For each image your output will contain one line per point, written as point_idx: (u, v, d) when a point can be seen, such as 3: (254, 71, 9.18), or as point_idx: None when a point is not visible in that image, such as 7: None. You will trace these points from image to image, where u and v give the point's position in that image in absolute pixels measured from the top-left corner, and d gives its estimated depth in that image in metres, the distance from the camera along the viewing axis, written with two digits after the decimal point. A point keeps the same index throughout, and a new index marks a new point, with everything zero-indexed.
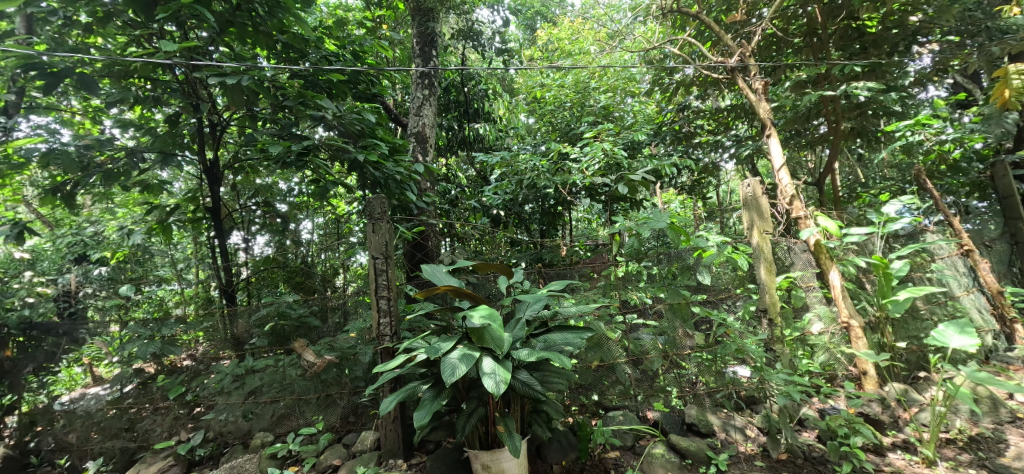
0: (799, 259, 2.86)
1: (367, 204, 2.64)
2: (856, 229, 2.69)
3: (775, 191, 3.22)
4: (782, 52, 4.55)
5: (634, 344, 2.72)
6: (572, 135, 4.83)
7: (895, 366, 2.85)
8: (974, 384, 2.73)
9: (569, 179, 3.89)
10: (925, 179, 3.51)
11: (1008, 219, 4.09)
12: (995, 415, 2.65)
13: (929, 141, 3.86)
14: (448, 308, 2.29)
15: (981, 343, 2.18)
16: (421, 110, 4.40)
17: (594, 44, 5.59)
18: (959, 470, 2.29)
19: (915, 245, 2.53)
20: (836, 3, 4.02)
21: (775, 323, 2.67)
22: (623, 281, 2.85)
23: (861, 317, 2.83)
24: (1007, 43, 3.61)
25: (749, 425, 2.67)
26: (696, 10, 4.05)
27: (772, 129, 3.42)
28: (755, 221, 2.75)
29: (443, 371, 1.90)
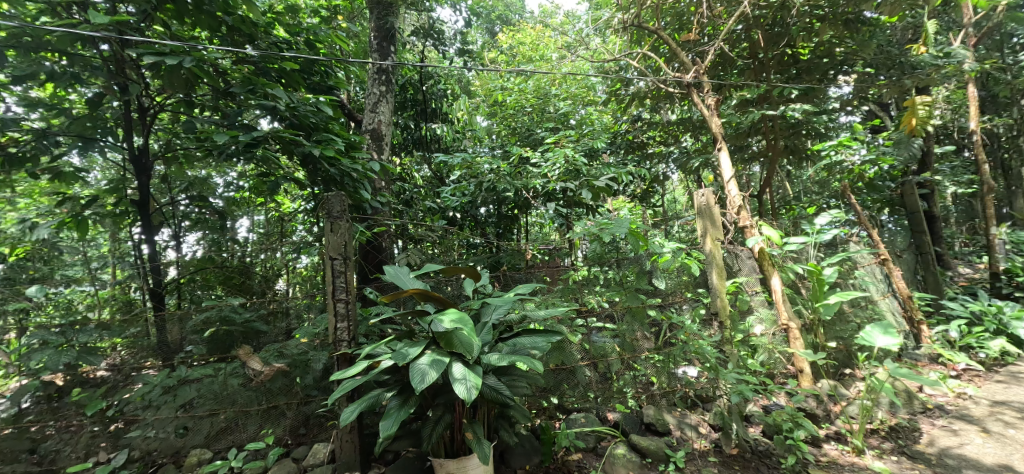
0: (744, 264, 3.16)
1: (326, 201, 2.48)
2: (795, 238, 2.96)
3: (724, 202, 3.42)
4: (727, 72, 4.90)
5: (593, 347, 2.77)
6: (532, 140, 4.89)
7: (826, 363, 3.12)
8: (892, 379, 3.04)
9: (531, 184, 3.93)
10: (849, 195, 3.97)
11: (913, 232, 4.66)
12: (911, 406, 2.97)
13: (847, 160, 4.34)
14: (413, 312, 2.19)
15: (901, 342, 2.43)
16: (377, 107, 4.25)
17: (553, 52, 5.71)
18: (883, 457, 2.55)
19: (843, 254, 2.84)
20: (775, 31, 4.39)
21: (725, 325, 2.85)
22: (582, 285, 2.92)
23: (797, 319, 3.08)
24: (917, 77, 4.09)
25: (702, 423, 2.82)
26: (653, 26, 4.23)
27: (722, 142, 3.61)
28: (709, 230, 2.91)
29: (411, 377, 1.82)
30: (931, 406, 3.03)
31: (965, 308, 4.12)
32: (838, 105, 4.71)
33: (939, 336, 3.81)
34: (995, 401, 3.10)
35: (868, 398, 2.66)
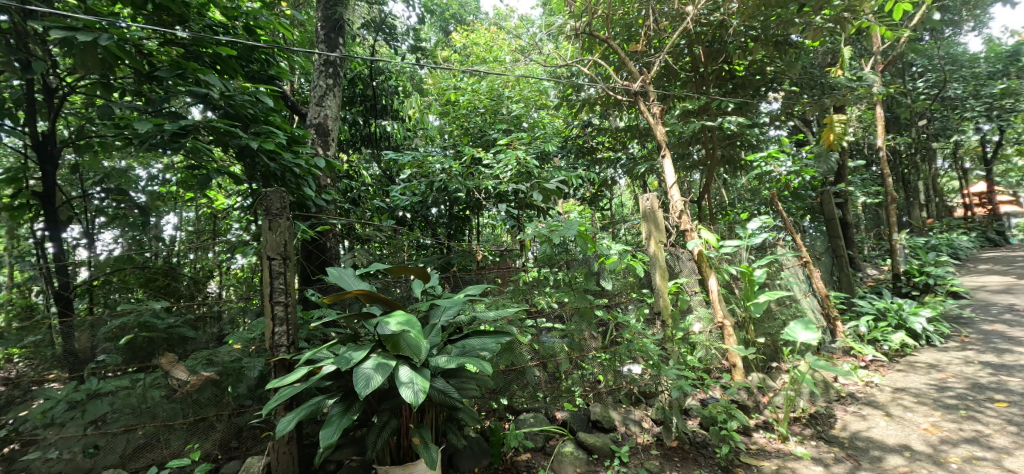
0: (684, 266, 3.31)
1: (264, 197, 2.29)
2: (730, 242, 3.16)
3: (667, 206, 3.58)
4: (671, 84, 5.13)
5: (543, 347, 2.80)
6: (485, 141, 4.88)
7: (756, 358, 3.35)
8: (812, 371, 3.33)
9: (483, 185, 3.91)
10: (777, 203, 4.26)
11: (830, 237, 5.13)
12: (828, 395, 3.26)
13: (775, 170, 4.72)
14: (358, 315, 2.10)
15: (819, 337, 2.66)
16: (323, 100, 4.07)
17: (506, 55, 5.74)
18: (804, 442, 2.78)
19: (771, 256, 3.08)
20: (715, 47, 4.68)
21: (668, 324, 2.96)
22: (532, 286, 2.93)
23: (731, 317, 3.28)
24: (835, 97, 4.51)
25: (645, 417, 2.91)
26: (604, 35, 4.36)
27: (666, 150, 3.78)
28: (653, 233, 3.03)
29: (355, 383, 1.74)
30: (844, 394, 3.34)
31: (872, 305, 4.59)
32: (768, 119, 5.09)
33: (851, 330, 4.24)
34: (896, 387, 3.48)
35: (790, 388, 2.90)
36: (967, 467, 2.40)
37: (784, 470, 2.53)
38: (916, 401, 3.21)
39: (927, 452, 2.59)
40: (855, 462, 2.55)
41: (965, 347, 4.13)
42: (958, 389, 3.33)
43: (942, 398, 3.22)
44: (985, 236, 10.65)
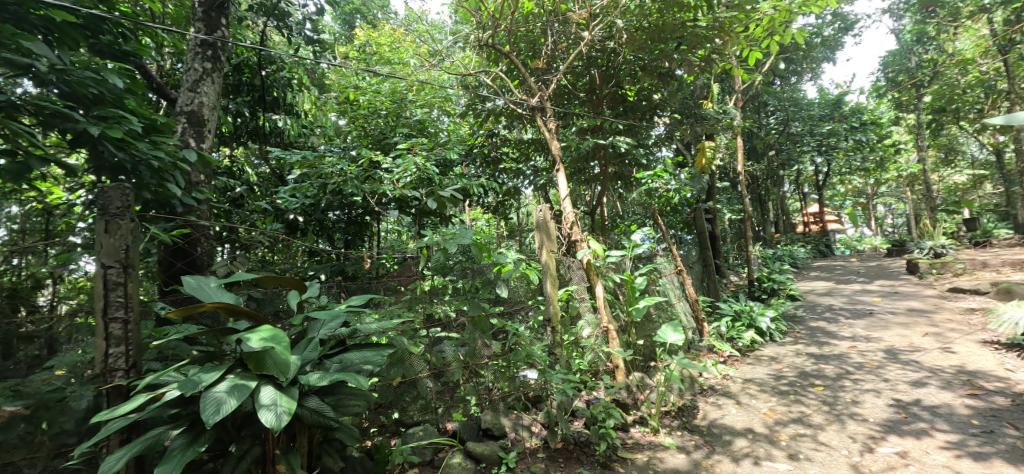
0: (574, 274, 3.48)
1: (101, 194, 1.95)
2: (614, 252, 3.38)
3: (560, 218, 3.77)
4: (570, 102, 5.53)
5: (437, 357, 2.77)
6: (385, 144, 4.63)
7: (636, 359, 3.66)
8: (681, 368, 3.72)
9: (379, 189, 3.75)
10: (658, 217, 4.61)
11: (702, 248, 5.81)
12: (694, 389, 3.66)
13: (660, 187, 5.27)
14: (217, 331, 1.87)
15: (684, 338, 2.98)
16: (198, 85, 3.61)
17: (412, 57, 5.64)
18: (672, 434, 3.09)
19: (648, 265, 3.47)
20: (609, 72, 5.12)
21: (557, 330, 3.11)
22: (429, 295, 2.88)
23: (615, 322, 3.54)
24: (702, 126, 5.24)
25: (534, 422, 3.03)
26: (508, 49, 4.48)
27: (560, 164, 3.98)
28: (545, 243, 3.18)
29: (203, 409, 1.54)
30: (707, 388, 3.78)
31: (731, 307, 5.26)
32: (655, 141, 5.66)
33: (714, 330, 4.90)
34: (746, 379, 4.02)
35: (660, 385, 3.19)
36: (793, 443, 2.86)
37: (654, 460, 2.79)
38: (760, 390, 3.74)
39: (765, 433, 3.03)
40: (710, 447, 2.89)
41: (797, 341, 4.93)
42: (790, 377, 3.95)
43: (779, 386, 3.79)
44: (817, 249, 12.87)
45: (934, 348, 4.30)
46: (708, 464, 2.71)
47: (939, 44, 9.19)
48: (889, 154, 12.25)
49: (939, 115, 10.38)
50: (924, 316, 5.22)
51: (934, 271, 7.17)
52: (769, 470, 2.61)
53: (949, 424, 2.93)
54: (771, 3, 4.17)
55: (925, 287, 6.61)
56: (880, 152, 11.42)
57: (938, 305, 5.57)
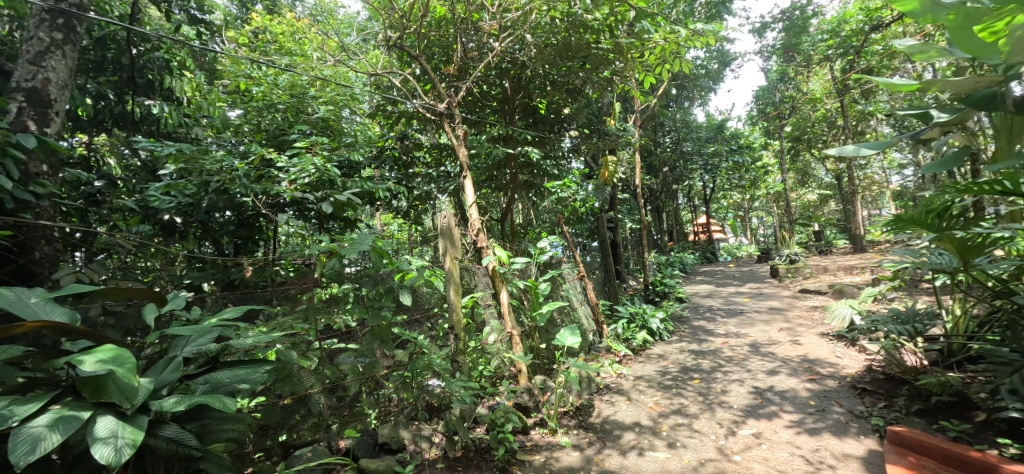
0: (479, 281, 3.63)
1: None
2: (519, 259, 3.50)
3: (466, 224, 3.76)
4: (483, 111, 5.60)
5: (333, 372, 2.61)
6: (281, 141, 4.26)
7: (540, 363, 3.84)
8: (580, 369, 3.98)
9: (272, 190, 3.46)
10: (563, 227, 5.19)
11: (604, 254, 6.19)
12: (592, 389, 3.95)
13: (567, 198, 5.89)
14: (43, 354, 1.58)
15: (581, 341, 3.22)
16: (42, 58, 2.91)
17: (316, 50, 5.26)
18: (569, 433, 3.29)
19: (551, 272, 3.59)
20: (519, 83, 5.30)
21: (460, 338, 3.12)
22: (329, 304, 2.73)
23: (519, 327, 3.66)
24: (601, 142, 5.76)
25: (435, 432, 2.98)
26: (419, 52, 4.40)
27: (468, 171, 4.00)
28: (448, 249, 3.18)
29: (13, 449, 1.30)
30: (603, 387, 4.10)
31: (627, 310, 5.67)
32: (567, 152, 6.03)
33: (612, 332, 5.25)
34: (636, 376, 4.38)
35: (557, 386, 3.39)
36: (671, 432, 3.24)
37: (551, 459, 2.95)
38: (648, 385, 4.11)
39: (650, 426, 3.36)
40: (601, 443, 3.14)
41: (682, 339, 5.48)
42: (674, 373, 4.42)
43: (663, 381, 4.20)
44: (703, 255, 14.41)
45: (785, 341, 5.04)
46: (598, 458, 2.93)
47: (796, 84, 10.87)
48: (759, 175, 14.15)
49: (796, 142, 12.24)
50: (780, 313, 6.09)
51: (790, 275, 8.41)
52: (651, 459, 2.92)
53: (793, 405, 3.51)
54: (661, 34, 4.60)
55: (782, 289, 7.72)
56: (751, 172, 13.15)
57: (791, 304, 6.54)
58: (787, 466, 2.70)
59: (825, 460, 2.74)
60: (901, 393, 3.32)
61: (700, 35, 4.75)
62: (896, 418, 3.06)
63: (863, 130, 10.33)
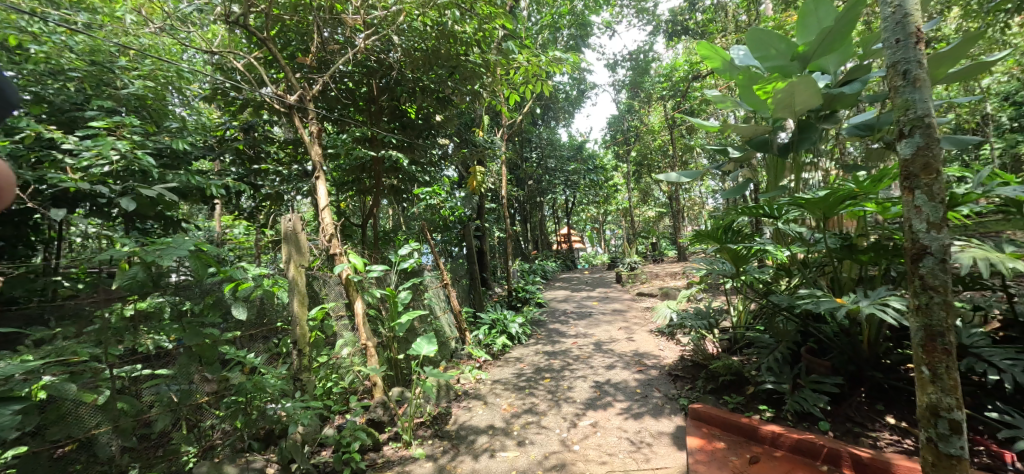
0: (331, 290, 3.59)
1: None
2: (375, 267, 3.55)
3: (318, 227, 3.64)
4: (345, 109, 5.31)
5: (132, 406, 2.22)
6: (73, 121, 3.44)
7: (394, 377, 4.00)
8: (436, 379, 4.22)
9: (47, 176, 2.71)
10: (426, 233, 5.49)
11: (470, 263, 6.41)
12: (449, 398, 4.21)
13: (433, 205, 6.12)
14: None
15: (437, 347, 3.80)
16: None
17: (131, 10, 4.31)
18: (422, 445, 3.42)
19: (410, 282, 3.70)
20: (384, 84, 5.18)
21: (303, 352, 3.00)
22: (133, 323, 2.26)
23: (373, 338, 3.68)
24: (471, 152, 5.92)
25: (268, 462, 2.78)
26: (269, 34, 3.93)
27: (321, 173, 3.75)
28: (294, 256, 3.11)
29: None
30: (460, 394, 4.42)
31: (489, 317, 6.02)
32: (437, 160, 5.98)
33: (474, 338, 5.63)
34: (494, 380, 4.83)
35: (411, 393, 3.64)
36: (522, 431, 3.66)
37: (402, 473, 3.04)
38: (504, 388, 4.61)
39: (504, 427, 3.73)
40: (455, 450, 3.35)
41: (538, 341, 5.91)
42: (528, 374, 4.90)
43: (519, 382, 4.70)
44: (564, 262, 15.62)
45: (622, 337, 5.74)
46: (450, 466, 3.11)
47: (641, 115, 12.55)
48: (610, 192, 15.96)
49: (640, 165, 14.07)
50: (620, 314, 6.95)
51: (631, 280, 9.63)
52: (501, 459, 3.23)
53: (623, 394, 4.17)
54: (525, 56, 4.90)
55: (624, 292, 8.83)
56: (603, 190, 14.79)
57: (630, 305, 7.50)
58: (615, 449, 3.28)
59: (644, 439, 3.39)
60: (700, 376, 4.08)
61: (560, 62, 5.17)
62: (696, 398, 3.76)
63: (688, 160, 12.35)
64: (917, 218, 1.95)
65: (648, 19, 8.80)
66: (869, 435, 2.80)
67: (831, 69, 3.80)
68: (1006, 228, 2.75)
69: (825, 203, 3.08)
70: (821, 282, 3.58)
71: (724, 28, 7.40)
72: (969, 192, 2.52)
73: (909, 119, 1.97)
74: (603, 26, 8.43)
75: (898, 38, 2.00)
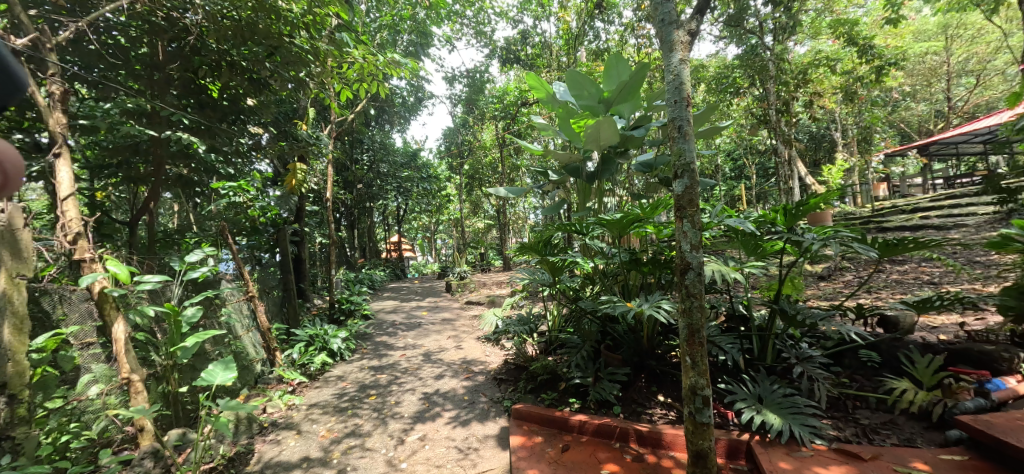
0: (76, 310, 3.07)
1: None
2: (148, 279, 3.07)
3: (56, 223, 2.82)
4: (110, 71, 4.11)
5: None
6: None
7: (168, 416, 3.43)
8: (237, 412, 3.73)
9: None
10: (227, 235, 4.56)
11: (285, 274, 5.91)
12: (250, 430, 3.76)
13: (246, 202, 5.11)
14: None
15: (236, 375, 3.19)
16: None
17: None
18: None
19: (197, 297, 3.29)
20: (173, 49, 4.25)
21: (16, 397, 2.46)
22: None
23: (140, 369, 3.06)
24: (293, 147, 5.25)
25: None
26: None
27: (63, 148, 2.90)
28: (6, 261, 2.55)
29: None
30: (266, 425, 3.93)
31: (305, 333, 5.40)
32: (246, 151, 5.13)
33: (286, 358, 4.94)
34: (310, 404, 4.32)
35: (195, 435, 3.25)
36: (343, 458, 3.39)
37: None
38: (322, 412, 4.14)
39: (321, 456, 3.42)
40: None
41: (363, 356, 5.54)
42: (351, 393, 4.52)
43: (339, 404, 4.28)
44: (393, 271, 15.04)
45: (451, 347, 5.81)
46: None
47: (473, 131, 13.13)
48: (441, 202, 16.17)
49: (471, 178, 14.65)
50: (450, 323, 7.04)
51: (460, 289, 9.86)
52: None
53: (452, 402, 4.20)
54: (361, 52, 4.59)
55: (453, 301, 9.00)
56: (435, 199, 14.88)
57: (458, 314, 7.65)
58: (444, 460, 3.29)
59: (471, 444, 3.47)
60: (522, 377, 4.42)
61: (398, 66, 5.03)
62: (518, 399, 4.03)
63: (514, 178, 13.38)
64: (684, 240, 2.49)
65: (484, 41, 9.28)
66: (647, 413, 3.43)
67: (626, 115, 4.59)
68: (730, 247, 3.69)
69: (620, 224, 3.68)
70: (614, 290, 4.29)
71: (549, 64, 8.35)
72: (709, 220, 3.37)
73: (681, 164, 2.51)
74: (443, 39, 8.57)
75: (676, 99, 2.53)
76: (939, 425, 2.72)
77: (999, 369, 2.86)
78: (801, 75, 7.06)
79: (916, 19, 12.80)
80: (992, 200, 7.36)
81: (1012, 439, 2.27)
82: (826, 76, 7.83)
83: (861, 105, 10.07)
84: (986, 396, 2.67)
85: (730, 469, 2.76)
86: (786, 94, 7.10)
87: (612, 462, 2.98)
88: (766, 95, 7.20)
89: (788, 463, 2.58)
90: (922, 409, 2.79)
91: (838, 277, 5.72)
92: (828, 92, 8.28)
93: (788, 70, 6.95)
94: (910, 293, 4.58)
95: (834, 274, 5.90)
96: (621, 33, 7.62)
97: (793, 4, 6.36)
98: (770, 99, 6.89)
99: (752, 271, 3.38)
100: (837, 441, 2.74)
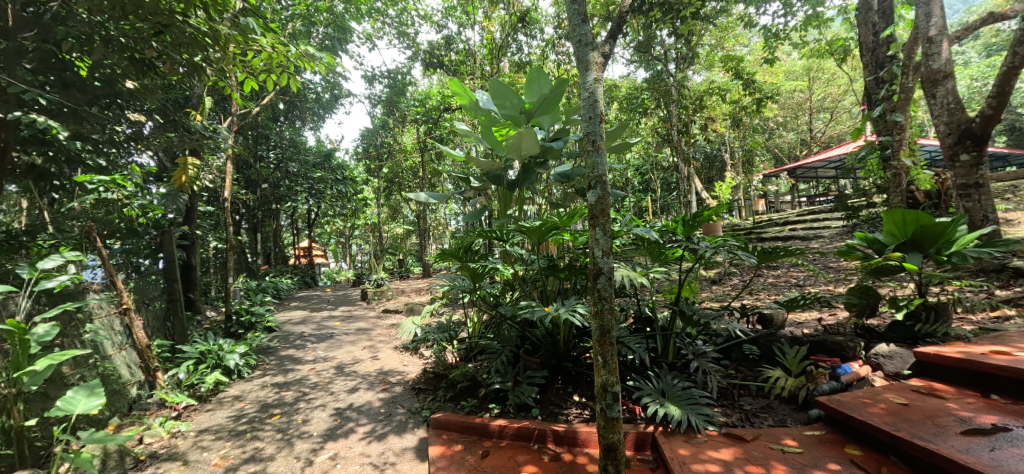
0: None
1: None
2: None
3: None
4: None
5: None
6: None
7: (10, 456, 2.85)
8: (105, 446, 3.22)
9: None
10: (95, 237, 3.92)
11: (168, 282, 5.17)
12: (121, 465, 3.26)
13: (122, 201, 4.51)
14: None
15: (104, 401, 2.78)
16: None
17: None
18: None
19: (55, 310, 2.83)
20: (31, 16, 3.58)
21: None
22: None
23: None
24: (184, 139, 4.66)
25: None
26: None
27: None
28: None
29: None
30: (143, 457, 3.43)
31: (195, 349, 4.80)
32: (124, 140, 4.48)
33: (170, 379, 4.34)
34: (199, 430, 3.84)
35: None
36: None
37: None
38: (215, 437, 3.72)
39: None
40: None
41: (266, 373, 5.08)
42: (250, 414, 4.10)
43: (235, 427, 3.87)
44: (302, 279, 13.95)
45: (366, 358, 5.54)
46: None
47: (393, 134, 12.76)
48: (358, 206, 15.43)
49: (390, 182, 14.17)
50: (365, 333, 6.70)
51: (376, 297, 9.46)
52: None
53: (367, 417, 4.00)
54: (270, 41, 4.22)
55: (369, 309, 8.59)
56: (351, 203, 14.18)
57: (375, 323, 7.31)
58: None
59: (387, 459, 3.33)
60: (441, 386, 4.35)
61: (312, 60, 4.72)
62: (437, 407, 3.95)
63: (435, 183, 13.20)
64: (597, 246, 2.61)
65: (407, 43, 9.08)
66: (564, 413, 3.55)
67: (546, 126, 4.74)
68: (637, 254, 3.97)
69: (539, 231, 3.78)
70: (533, 295, 4.38)
71: (472, 71, 8.46)
72: (619, 229, 3.58)
73: (594, 176, 2.64)
74: (363, 37, 8.24)
75: (590, 115, 2.66)
76: (804, 406, 3.15)
77: (847, 355, 3.39)
78: (698, 101, 7.90)
79: (787, 61, 14.97)
80: (842, 216, 8.80)
81: (857, 414, 2.70)
82: (718, 103, 8.82)
83: (745, 130, 11.49)
84: (838, 379, 3.15)
85: (637, 460, 2.95)
86: (686, 117, 7.87)
87: (531, 463, 3.03)
88: (670, 116, 7.94)
89: (686, 449, 2.83)
90: (791, 393, 3.22)
91: (727, 281, 6.45)
92: (719, 117, 9.33)
93: (687, 96, 7.74)
94: (781, 294, 5.31)
95: (724, 278, 6.63)
96: (542, 47, 7.94)
97: (691, 37, 7.10)
98: (673, 120, 7.59)
99: (656, 276, 3.65)
100: (726, 426, 3.07)
